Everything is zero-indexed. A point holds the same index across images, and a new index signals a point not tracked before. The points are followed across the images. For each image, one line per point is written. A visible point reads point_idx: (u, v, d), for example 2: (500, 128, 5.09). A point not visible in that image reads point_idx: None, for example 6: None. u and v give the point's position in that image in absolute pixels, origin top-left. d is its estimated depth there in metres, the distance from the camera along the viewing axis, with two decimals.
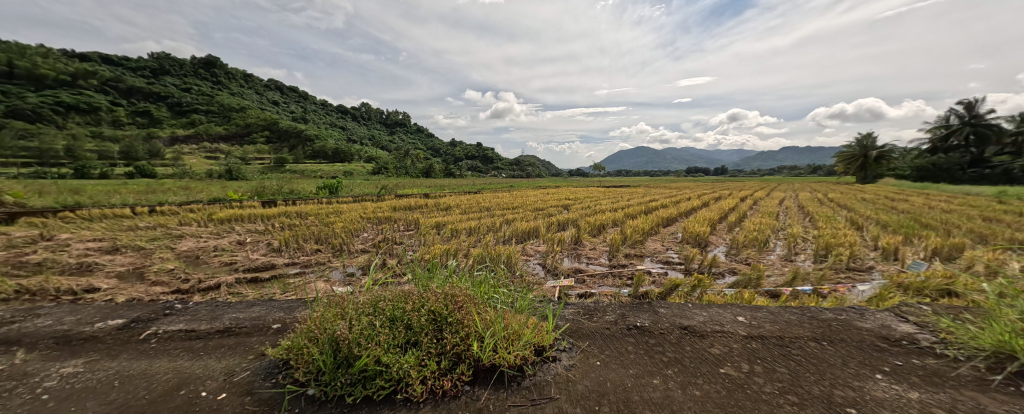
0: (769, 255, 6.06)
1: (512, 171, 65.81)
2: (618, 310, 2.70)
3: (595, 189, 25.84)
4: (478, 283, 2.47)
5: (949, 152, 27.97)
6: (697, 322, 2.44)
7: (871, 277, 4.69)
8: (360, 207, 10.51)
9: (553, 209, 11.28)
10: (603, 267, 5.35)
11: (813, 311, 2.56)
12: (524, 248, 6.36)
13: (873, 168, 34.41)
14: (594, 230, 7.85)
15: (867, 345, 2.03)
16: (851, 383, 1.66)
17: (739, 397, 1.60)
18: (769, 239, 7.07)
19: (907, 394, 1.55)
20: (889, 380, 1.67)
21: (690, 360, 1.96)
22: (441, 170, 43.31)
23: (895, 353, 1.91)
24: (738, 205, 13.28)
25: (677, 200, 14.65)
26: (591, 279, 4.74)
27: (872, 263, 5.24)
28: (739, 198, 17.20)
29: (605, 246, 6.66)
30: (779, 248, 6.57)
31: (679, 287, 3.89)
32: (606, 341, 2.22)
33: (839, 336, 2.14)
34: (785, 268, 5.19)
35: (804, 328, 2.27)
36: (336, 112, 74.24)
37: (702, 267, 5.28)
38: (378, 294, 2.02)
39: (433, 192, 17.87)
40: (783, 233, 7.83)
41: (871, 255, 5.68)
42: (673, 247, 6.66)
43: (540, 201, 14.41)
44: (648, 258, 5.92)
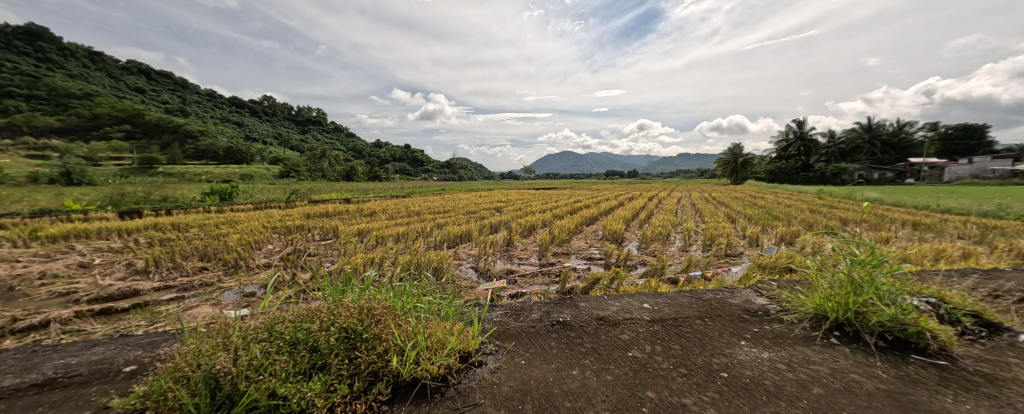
0: (670, 246, 7.01)
1: (442, 175, 64.49)
2: (542, 308, 2.81)
3: (525, 191, 26.82)
4: (400, 293, 2.34)
5: (790, 159, 36.16)
6: (610, 312, 2.67)
7: (741, 260, 5.78)
8: (262, 215, 9.08)
9: (485, 212, 11.35)
10: (533, 267, 5.57)
11: (699, 293, 3.02)
12: (457, 252, 6.26)
13: (742, 172, 42.46)
14: (525, 231, 8.10)
15: (736, 318, 2.46)
16: (724, 351, 2.00)
17: (642, 376, 1.80)
18: (670, 232, 8.20)
19: (761, 355, 1.92)
20: (749, 345, 2.06)
21: (605, 348, 2.13)
22: (365, 172, 40.11)
23: (754, 322, 2.36)
24: (646, 204, 15.17)
25: (597, 201, 16.01)
26: (522, 279, 4.88)
27: (742, 249, 6.46)
28: (647, 197, 19.63)
29: (535, 247, 6.92)
30: (678, 240, 7.66)
31: (600, 280, 4.26)
32: (531, 339, 2.29)
33: (717, 313, 2.56)
34: (682, 257, 6.09)
35: (693, 309, 2.66)
36: (229, 105, 63.39)
37: (619, 261, 5.85)
38: (276, 316, 1.77)
39: (353, 197, 16.41)
40: (680, 227, 9.16)
41: (742, 242, 7.00)
42: (595, 244, 7.26)
43: (471, 204, 14.33)
44: (575, 256, 6.32)
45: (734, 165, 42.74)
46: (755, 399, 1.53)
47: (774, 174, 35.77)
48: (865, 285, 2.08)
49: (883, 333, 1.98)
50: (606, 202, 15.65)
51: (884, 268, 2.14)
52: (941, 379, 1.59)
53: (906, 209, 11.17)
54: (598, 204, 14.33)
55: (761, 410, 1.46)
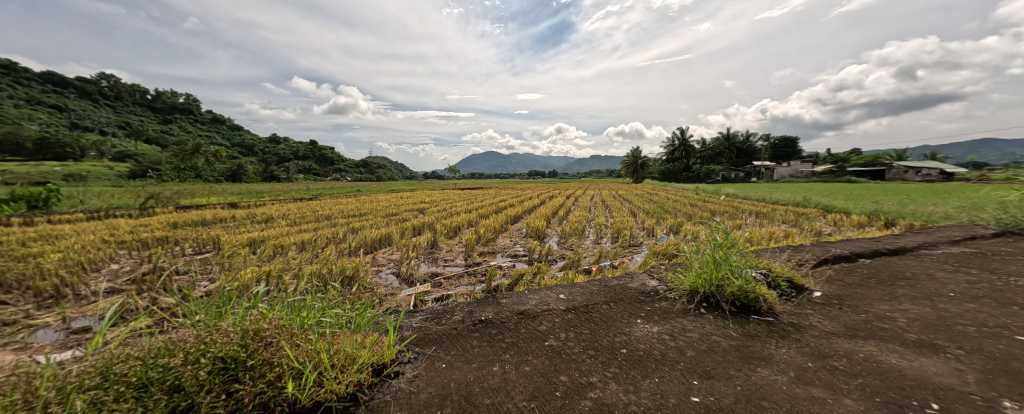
0: (585, 240, 7.68)
1: (356, 174, 59.16)
2: (465, 309, 2.78)
3: (449, 191, 26.25)
4: (300, 307, 2.07)
5: (676, 161, 42.86)
6: (530, 306, 2.78)
7: (641, 249, 6.65)
8: (104, 227, 7.03)
9: (407, 214, 10.79)
10: (458, 268, 5.49)
11: (606, 280, 3.36)
12: (375, 258, 5.80)
13: (641, 172, 48.79)
14: (450, 232, 7.94)
15: (634, 299, 2.81)
16: (624, 330, 2.26)
17: (557, 362, 1.92)
18: (585, 227, 8.96)
19: (653, 329, 2.23)
20: (644, 322, 2.37)
21: (524, 340, 2.22)
22: (258, 172, 34.37)
23: (647, 302, 2.73)
24: (564, 202, 16.32)
25: (520, 200, 16.59)
26: (447, 281, 4.76)
27: (642, 239, 7.44)
28: (565, 196, 21.14)
29: (461, 247, 6.83)
30: (591, 234, 8.42)
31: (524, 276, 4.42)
32: (452, 341, 2.25)
33: (619, 296, 2.88)
34: (594, 249, 6.72)
35: (600, 295, 2.95)
36: (44, 82, 47.65)
37: (541, 256, 6.17)
38: (120, 355, 1.41)
39: (242, 200, 13.88)
40: (593, 222, 10.10)
41: (642, 233, 8.06)
42: (519, 241, 7.51)
43: (391, 205, 13.48)
44: (500, 254, 6.44)
45: (635, 166, 48.81)
46: (645, 368, 1.76)
47: (665, 173, 41.91)
48: (723, 263, 2.59)
49: (735, 300, 2.48)
50: (528, 201, 16.34)
51: (735, 248, 2.69)
52: (770, 331, 2.07)
53: (752, 201, 14.30)
54: (522, 203, 14.88)
55: (651, 376, 1.69)
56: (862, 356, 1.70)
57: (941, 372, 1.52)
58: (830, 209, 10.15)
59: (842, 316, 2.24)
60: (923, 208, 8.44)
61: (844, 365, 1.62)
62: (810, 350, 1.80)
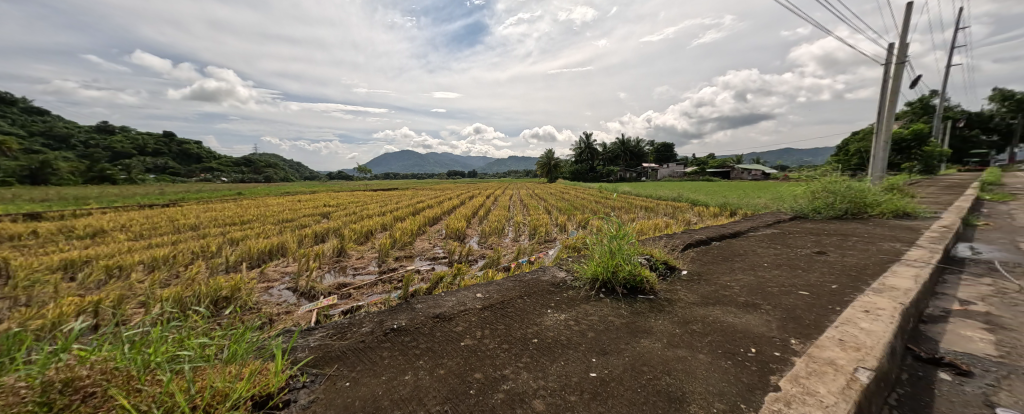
0: (505, 239, 7.88)
1: (237, 175, 49.49)
2: (375, 318, 2.54)
3: (359, 193, 23.96)
4: (144, 341, 1.62)
5: (583, 163, 47.17)
6: (446, 308, 2.70)
7: (554, 244, 7.15)
8: None
9: (306, 219, 9.48)
10: (371, 275, 5.05)
11: (521, 276, 3.50)
12: (264, 272, 4.94)
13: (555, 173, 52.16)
14: (360, 237, 7.25)
15: (545, 291, 2.99)
16: (536, 321, 2.39)
17: (473, 361, 1.92)
18: (504, 226, 9.20)
19: (561, 317, 2.41)
20: (554, 311, 2.54)
21: (439, 344, 2.16)
22: (80, 172, 25.92)
23: (558, 292, 2.93)
24: (484, 202, 16.46)
25: (439, 201, 16.13)
26: (358, 290, 4.35)
27: (556, 235, 7.99)
28: (484, 195, 21.35)
29: (374, 253, 6.30)
30: (510, 232, 8.68)
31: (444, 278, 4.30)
32: (358, 355, 2.05)
33: (533, 290, 3.03)
34: (512, 247, 6.95)
35: (516, 290, 3.05)
36: None
37: (462, 256, 6.10)
38: None
39: (53, 209, 10.27)
40: (512, 221, 10.44)
41: (556, 229, 8.65)
42: (438, 243, 7.30)
43: (286, 210, 11.68)
44: (418, 257, 6.16)
45: (548, 167, 51.99)
46: (552, 354, 1.89)
47: (574, 174, 45.79)
48: (617, 252, 2.96)
49: (626, 283, 2.86)
50: (447, 201, 16.02)
51: (626, 238, 3.09)
52: (651, 307, 2.44)
53: (643, 198, 16.66)
54: (440, 204, 14.49)
55: (558, 360, 1.82)
56: (712, 318, 2.14)
57: (760, 325, 2.00)
58: (697, 203, 12.46)
59: (701, 288, 2.78)
60: (754, 201, 11.03)
61: (700, 328, 2.02)
62: (678, 318, 2.18)
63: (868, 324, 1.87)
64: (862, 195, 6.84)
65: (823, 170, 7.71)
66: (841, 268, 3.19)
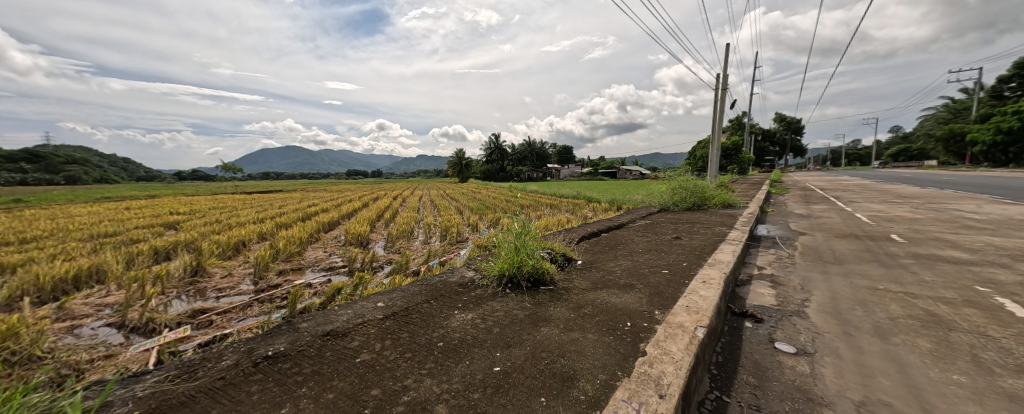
0: (414, 241, 7.47)
1: (17, 173, 34.99)
2: (243, 347, 2.10)
3: (227, 196, 19.59)
4: None
5: (493, 163, 48.14)
6: (339, 323, 2.39)
7: (466, 244, 7.10)
8: None
9: (142, 232, 7.28)
10: (244, 296, 4.18)
11: (428, 279, 3.36)
12: (67, 307, 3.61)
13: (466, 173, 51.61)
14: (227, 251, 5.93)
15: (452, 293, 2.93)
16: (441, 324, 2.32)
17: (369, 377, 1.76)
18: (413, 228, 8.71)
19: (468, 317, 2.40)
20: (460, 312, 2.51)
21: (328, 365, 1.90)
22: None
23: (465, 293, 2.91)
24: (391, 203, 15.31)
25: (337, 203, 14.37)
26: (226, 315, 3.55)
27: (468, 235, 7.95)
28: (390, 196, 19.87)
29: (248, 268, 5.24)
30: (420, 234, 8.26)
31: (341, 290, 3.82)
32: (216, 396, 1.65)
33: (439, 293, 2.93)
34: (422, 250, 6.64)
35: (422, 294, 2.91)
36: None
37: (365, 264, 5.53)
38: None
39: None
40: (422, 222, 9.96)
41: (468, 229, 8.60)
42: (335, 251, 6.48)
43: (108, 221, 8.77)
44: (309, 269, 5.37)
45: (459, 166, 51.34)
46: (457, 355, 1.87)
47: (485, 174, 46.38)
48: (521, 247, 3.10)
49: (529, 276, 3.03)
50: (347, 203, 14.39)
51: (530, 235, 3.26)
52: (551, 297, 2.64)
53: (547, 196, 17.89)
54: (338, 207, 12.91)
55: (462, 360, 1.81)
56: (599, 301, 2.43)
57: (635, 301, 2.37)
58: (592, 200, 13.97)
59: (593, 275, 3.13)
60: (635, 196, 12.96)
61: (590, 310, 2.27)
62: (573, 304, 2.41)
63: (705, 291, 2.39)
64: (705, 191, 8.72)
65: (680, 170, 9.55)
66: (692, 248, 4.01)
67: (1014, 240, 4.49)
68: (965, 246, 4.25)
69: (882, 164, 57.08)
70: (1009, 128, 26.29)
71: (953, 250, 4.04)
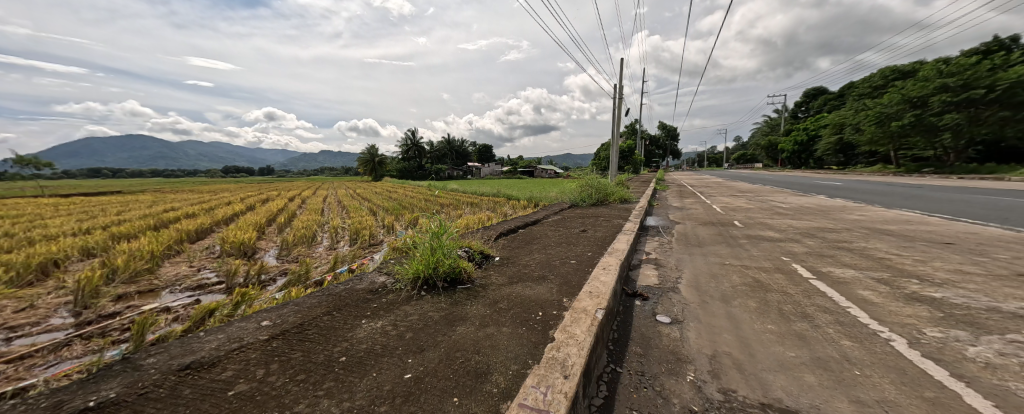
0: (316, 248, 6.58)
1: None
2: (44, 403, 1.53)
3: (28, 201, 14.26)
4: None
5: (409, 161, 45.61)
6: (205, 351, 1.93)
7: (380, 247, 6.57)
8: None
9: None
10: (59, 332, 3.10)
11: (330, 288, 3.00)
12: None
13: (379, 170, 47.17)
14: (25, 275, 4.30)
15: (359, 301, 2.68)
16: (345, 336, 2.09)
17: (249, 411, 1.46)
18: (315, 233, 7.67)
19: (376, 326, 2.21)
20: (367, 321, 2.30)
21: (186, 404, 1.51)
22: None
23: (373, 300, 2.68)
24: (286, 205, 13.22)
25: (210, 207, 11.75)
26: (25, 362, 2.57)
27: (382, 237, 7.35)
28: (285, 197, 17.13)
29: (62, 296, 3.88)
30: (324, 239, 7.32)
31: (216, 310, 3.13)
32: None
33: (343, 303, 2.64)
34: (327, 256, 5.90)
35: (321, 306, 2.57)
36: None
37: (251, 277, 4.61)
38: None
39: None
40: (326, 226, 8.84)
41: (382, 231, 7.96)
42: (207, 265, 5.29)
43: None
44: (167, 290, 4.27)
45: (372, 164, 46.87)
46: (363, 368, 1.71)
47: (400, 172, 43.65)
48: (438, 247, 3.00)
49: (446, 276, 2.97)
50: (224, 207, 11.89)
51: (448, 235, 3.19)
52: (468, 295, 2.62)
53: (468, 194, 17.75)
54: (211, 211, 10.57)
55: (369, 374, 1.66)
56: (513, 295, 2.52)
57: (545, 292, 2.53)
58: (511, 198, 14.38)
59: (509, 270, 3.23)
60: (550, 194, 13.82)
61: (505, 305, 2.33)
62: (488, 300, 2.45)
63: (605, 277, 2.69)
64: (606, 188, 9.79)
65: (587, 169, 10.50)
66: (595, 240, 4.46)
67: (804, 222, 6.19)
68: (779, 228, 5.70)
69: (730, 165, 72.52)
70: (803, 141, 36.23)
71: (771, 231, 5.38)
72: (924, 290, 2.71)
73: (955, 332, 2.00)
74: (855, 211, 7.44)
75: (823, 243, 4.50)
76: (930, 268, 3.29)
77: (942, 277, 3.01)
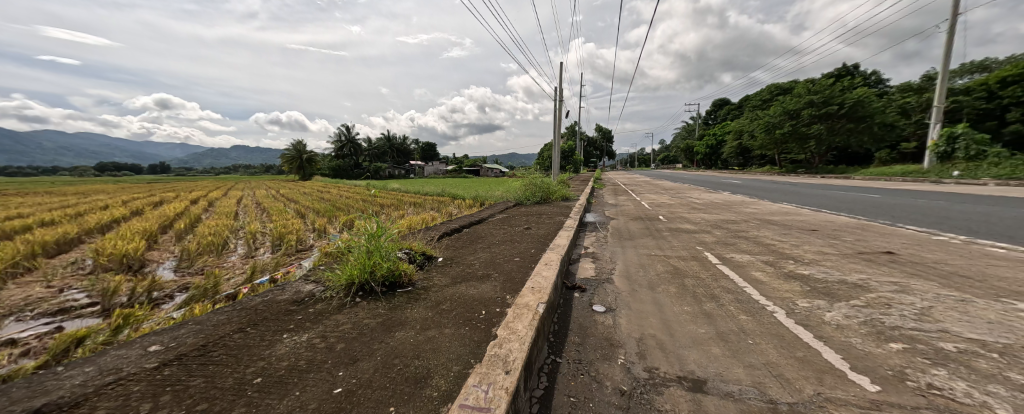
0: (229, 257, 5.71)
1: None
2: None
3: None
4: None
5: (344, 159, 42.07)
6: (65, 390, 1.54)
7: (310, 252, 5.96)
8: None
9: None
10: None
11: (244, 302, 2.63)
12: None
13: (308, 168, 42.61)
14: None
15: (280, 314, 2.39)
16: (262, 355, 1.85)
17: None
18: (227, 240, 6.64)
19: (301, 340, 2.00)
20: (290, 335, 2.06)
21: None
22: None
23: (298, 311, 2.42)
24: (187, 208, 11.25)
25: (77, 212, 9.47)
26: None
27: (311, 242, 6.66)
28: (186, 199, 14.56)
29: None
30: (239, 247, 6.39)
31: (89, 337, 2.54)
32: None
33: (260, 317, 2.33)
34: (244, 266, 5.16)
35: (232, 323, 2.23)
36: None
37: (139, 295, 3.83)
38: None
39: None
40: (242, 231, 7.72)
41: (311, 235, 7.20)
42: (74, 284, 4.26)
43: None
44: (10, 318, 3.33)
45: (299, 162, 42.03)
46: (285, 388, 1.53)
47: (333, 170, 40.06)
48: (375, 250, 2.81)
49: (384, 280, 2.80)
50: (100, 212, 9.69)
51: (386, 236, 3.01)
52: (409, 298, 2.52)
53: (410, 194, 16.97)
54: (80, 218, 8.53)
55: (291, 393, 1.49)
56: (456, 295, 2.48)
57: (489, 290, 2.54)
58: (456, 197, 14.11)
59: (453, 270, 3.17)
60: (495, 193, 13.88)
61: (448, 305, 2.29)
62: (430, 303, 2.38)
63: (547, 272, 2.80)
64: (549, 187, 10.15)
65: (530, 169, 10.77)
66: (539, 237, 4.61)
67: (714, 215, 7.13)
68: (694, 221, 6.48)
69: (656, 165, 80.47)
70: (712, 145, 41.65)
71: (689, 224, 6.10)
72: (797, 268, 3.33)
73: (817, 301, 2.49)
74: (751, 204, 8.79)
75: (727, 233, 5.24)
76: (802, 250, 4.03)
77: (809, 257, 3.72)
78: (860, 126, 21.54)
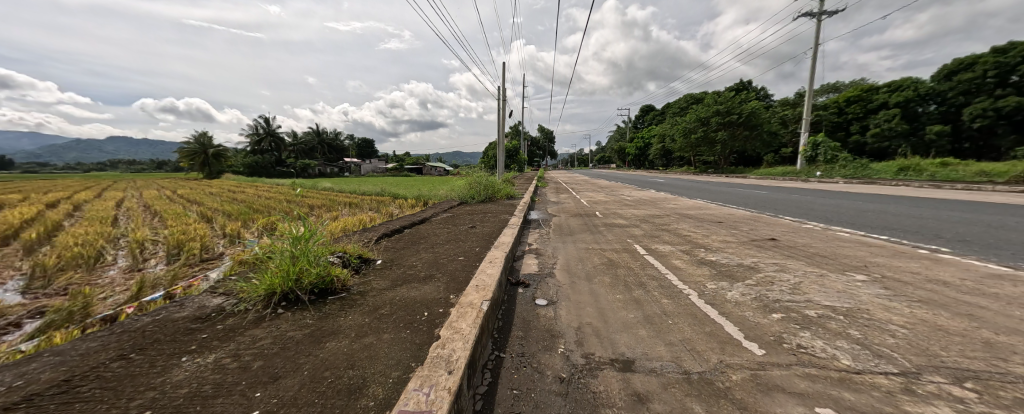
0: (106, 271, 4.68)
1: None
2: None
3: None
4: None
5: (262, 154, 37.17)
6: None
7: (220, 261, 5.17)
8: None
9: None
10: None
11: (129, 323, 2.18)
12: None
13: (215, 165, 36.82)
14: None
15: (178, 334, 2.03)
16: (153, 383, 1.55)
17: None
18: (103, 251, 5.41)
19: (206, 361, 1.72)
20: (192, 358, 1.77)
21: None
22: None
23: (202, 329, 2.08)
24: (41, 213, 8.92)
25: None
26: None
27: (222, 250, 5.77)
28: (38, 202, 11.53)
29: None
30: (121, 259, 5.26)
31: None
32: None
33: (149, 340, 1.95)
34: (128, 281, 4.27)
35: (108, 350, 1.83)
36: None
37: None
38: None
39: None
40: (125, 240, 6.36)
41: (221, 242, 6.23)
42: None
43: None
44: None
45: (202, 156, 35.87)
46: None
47: (249, 167, 35.21)
48: (302, 255, 2.53)
49: (313, 287, 2.55)
50: None
51: (315, 239, 2.73)
52: (342, 306, 2.33)
53: (343, 194, 15.67)
54: None
55: None
56: (396, 298, 2.37)
57: (432, 291, 2.47)
58: (395, 197, 13.41)
59: (393, 273, 3.01)
60: (437, 191, 13.50)
61: (387, 310, 2.17)
62: (367, 308, 2.23)
63: (490, 269, 2.81)
64: (493, 185, 10.18)
65: (474, 167, 10.70)
66: (483, 235, 4.60)
67: (641, 210, 7.86)
68: (625, 216, 7.06)
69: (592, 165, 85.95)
70: (640, 147, 45.77)
71: (620, 219, 6.64)
72: (706, 255, 3.84)
73: (722, 283, 2.89)
74: (672, 200, 9.87)
75: (652, 226, 5.82)
76: (711, 239, 4.66)
77: (715, 245, 4.31)
78: (752, 133, 25.46)
